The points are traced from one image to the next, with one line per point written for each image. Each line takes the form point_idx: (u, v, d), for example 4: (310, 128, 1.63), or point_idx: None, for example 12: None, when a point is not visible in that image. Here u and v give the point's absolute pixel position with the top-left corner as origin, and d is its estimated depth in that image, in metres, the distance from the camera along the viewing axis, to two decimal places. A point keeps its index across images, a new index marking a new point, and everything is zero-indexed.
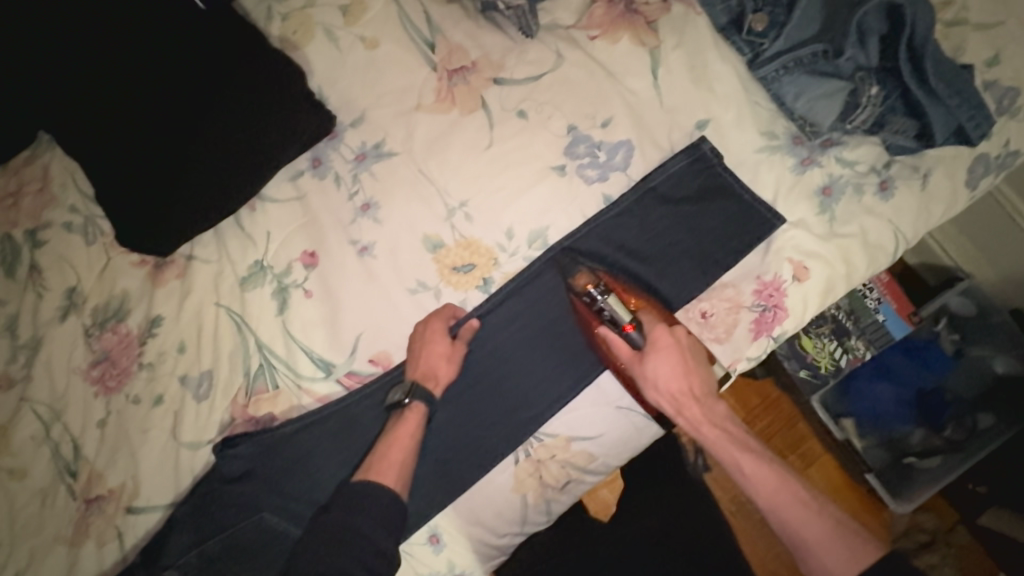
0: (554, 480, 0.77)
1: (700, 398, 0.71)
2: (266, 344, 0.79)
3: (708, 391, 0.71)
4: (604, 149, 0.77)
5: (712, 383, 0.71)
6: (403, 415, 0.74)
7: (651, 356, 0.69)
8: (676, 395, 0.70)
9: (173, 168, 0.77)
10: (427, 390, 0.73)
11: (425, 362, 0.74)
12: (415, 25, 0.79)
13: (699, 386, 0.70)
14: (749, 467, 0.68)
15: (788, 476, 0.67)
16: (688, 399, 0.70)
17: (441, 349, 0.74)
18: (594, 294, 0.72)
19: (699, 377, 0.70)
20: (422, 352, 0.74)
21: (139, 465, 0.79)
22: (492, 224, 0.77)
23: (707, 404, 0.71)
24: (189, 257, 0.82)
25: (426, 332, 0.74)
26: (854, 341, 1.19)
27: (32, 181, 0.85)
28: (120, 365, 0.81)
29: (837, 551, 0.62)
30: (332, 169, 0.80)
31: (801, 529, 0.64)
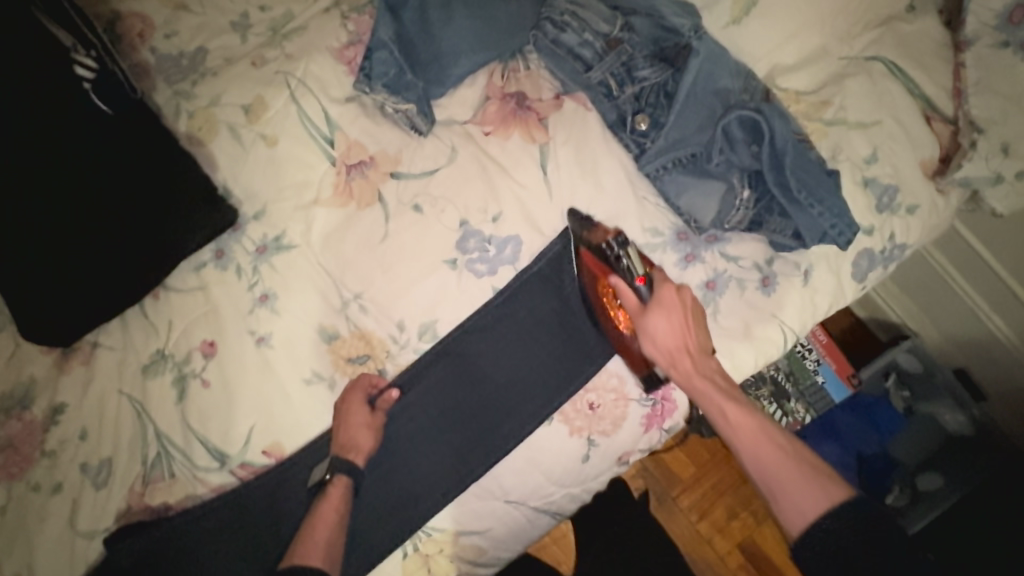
0: (444, 574, 0.76)
1: (695, 353, 0.68)
2: (164, 433, 0.80)
3: (702, 348, 0.68)
4: (494, 243, 0.79)
5: (707, 340, 0.69)
6: (328, 493, 0.74)
7: (653, 310, 0.68)
8: (673, 353, 0.68)
9: (71, 264, 0.79)
10: (351, 465, 0.74)
11: (345, 434, 0.75)
12: (313, 121, 0.81)
13: (694, 342, 0.68)
14: (737, 421, 0.65)
15: (771, 426, 0.65)
16: (680, 354, 0.68)
17: (361, 419, 0.75)
18: (614, 243, 0.70)
19: (688, 333, 0.68)
20: (343, 421, 0.75)
21: (34, 555, 0.79)
22: (385, 316, 0.79)
23: (701, 358, 0.68)
24: (95, 344, 0.84)
25: (344, 405, 0.76)
26: (794, 403, 1.15)
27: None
28: (23, 451, 0.82)
29: (806, 494, 0.61)
30: (234, 260, 0.82)
31: (776, 473, 0.63)
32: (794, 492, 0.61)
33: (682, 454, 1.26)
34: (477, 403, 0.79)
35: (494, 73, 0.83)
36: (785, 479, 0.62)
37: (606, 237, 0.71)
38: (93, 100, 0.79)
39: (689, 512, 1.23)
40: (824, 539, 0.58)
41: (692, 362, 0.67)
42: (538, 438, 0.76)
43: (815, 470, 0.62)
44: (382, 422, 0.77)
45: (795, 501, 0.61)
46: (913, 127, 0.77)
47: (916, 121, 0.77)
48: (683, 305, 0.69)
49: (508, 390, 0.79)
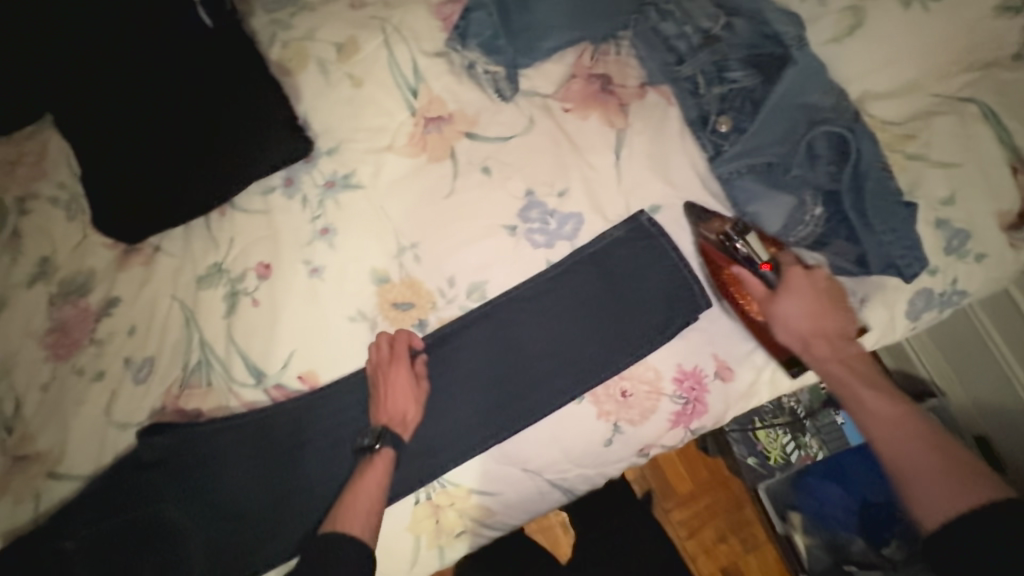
0: (451, 526, 0.78)
1: (831, 339, 0.72)
2: (209, 342, 0.83)
3: (839, 332, 0.72)
4: (555, 218, 0.80)
5: (845, 326, 0.72)
6: (371, 463, 0.74)
7: (783, 295, 0.72)
8: (806, 336, 0.72)
9: (150, 168, 0.82)
10: (396, 435, 0.75)
11: (391, 406, 0.76)
12: (401, 70, 0.83)
13: (830, 326, 0.72)
14: (870, 406, 0.68)
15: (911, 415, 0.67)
16: (813, 337, 0.72)
17: (406, 389, 0.77)
18: (731, 233, 0.75)
19: (821, 320, 0.72)
20: (387, 387, 0.76)
21: (69, 435, 0.83)
22: (437, 269, 0.81)
23: (837, 344, 0.72)
24: (156, 248, 0.87)
25: (387, 377, 0.77)
26: (808, 438, 1.16)
27: (6, 155, 0.88)
28: (73, 336, 0.86)
29: (941, 487, 0.61)
30: (301, 190, 0.85)
31: (906, 467, 0.64)
32: (924, 483, 0.62)
33: (683, 470, 1.27)
34: (512, 371, 0.79)
35: (583, 53, 0.83)
36: (914, 467, 0.63)
37: (722, 228, 0.75)
38: (199, 14, 0.84)
39: (679, 527, 1.24)
40: (951, 535, 0.58)
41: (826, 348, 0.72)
42: (565, 414, 0.77)
43: (956, 462, 0.62)
44: (422, 395, 0.77)
45: (918, 493, 0.62)
46: (997, 177, 0.75)
47: (1001, 171, 0.75)
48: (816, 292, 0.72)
49: (544, 363, 0.79)
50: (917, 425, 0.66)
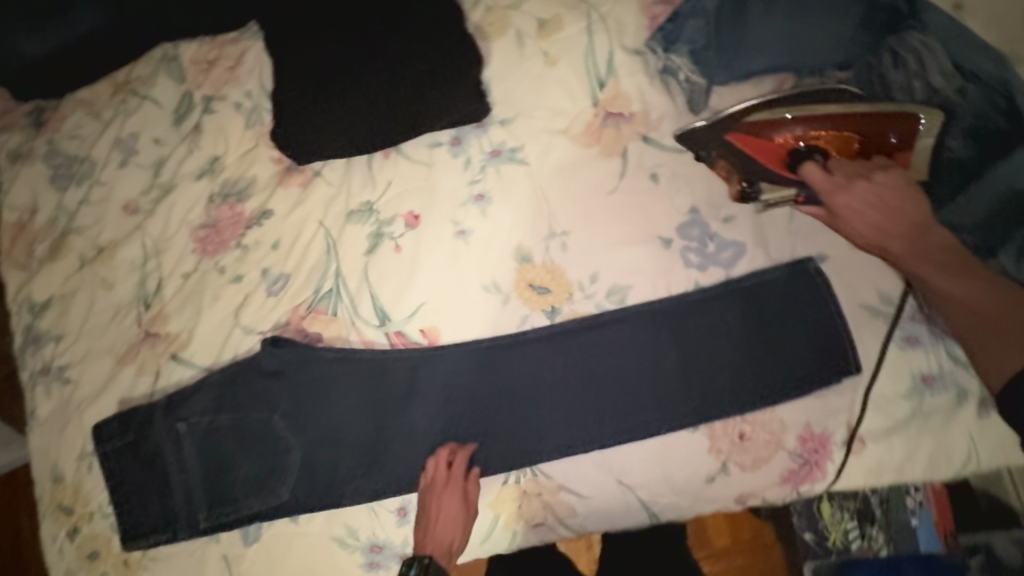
0: (531, 515, 0.78)
1: (913, 227, 0.68)
2: (344, 274, 0.86)
3: (912, 218, 0.68)
4: (715, 242, 0.78)
5: (911, 208, 0.68)
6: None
7: (837, 217, 0.72)
8: (890, 238, 0.69)
9: (335, 97, 0.85)
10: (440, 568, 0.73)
11: (437, 537, 0.75)
12: (596, 60, 0.83)
13: (892, 223, 0.69)
14: (936, 283, 0.65)
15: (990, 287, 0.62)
16: (884, 240, 0.69)
17: (454, 516, 0.76)
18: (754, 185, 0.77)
19: (892, 211, 0.69)
20: (434, 513, 0.76)
21: (198, 325, 0.88)
22: (582, 262, 0.80)
23: (911, 231, 0.68)
24: (317, 173, 0.90)
25: (436, 505, 0.76)
26: (875, 529, 0.95)
27: (206, 54, 0.94)
28: (223, 235, 0.90)
29: (1003, 338, 0.59)
30: (467, 152, 0.86)
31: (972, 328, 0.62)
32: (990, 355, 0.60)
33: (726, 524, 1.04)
34: (634, 381, 0.78)
35: (784, 85, 0.81)
36: (991, 327, 0.60)
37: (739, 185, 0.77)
38: None
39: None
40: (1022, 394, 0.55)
41: (898, 242, 0.68)
42: (675, 439, 0.76)
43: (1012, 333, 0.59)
44: (469, 520, 0.76)
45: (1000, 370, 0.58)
46: None
47: None
48: (859, 173, 0.72)
49: (668, 384, 0.77)
50: (975, 273, 0.63)
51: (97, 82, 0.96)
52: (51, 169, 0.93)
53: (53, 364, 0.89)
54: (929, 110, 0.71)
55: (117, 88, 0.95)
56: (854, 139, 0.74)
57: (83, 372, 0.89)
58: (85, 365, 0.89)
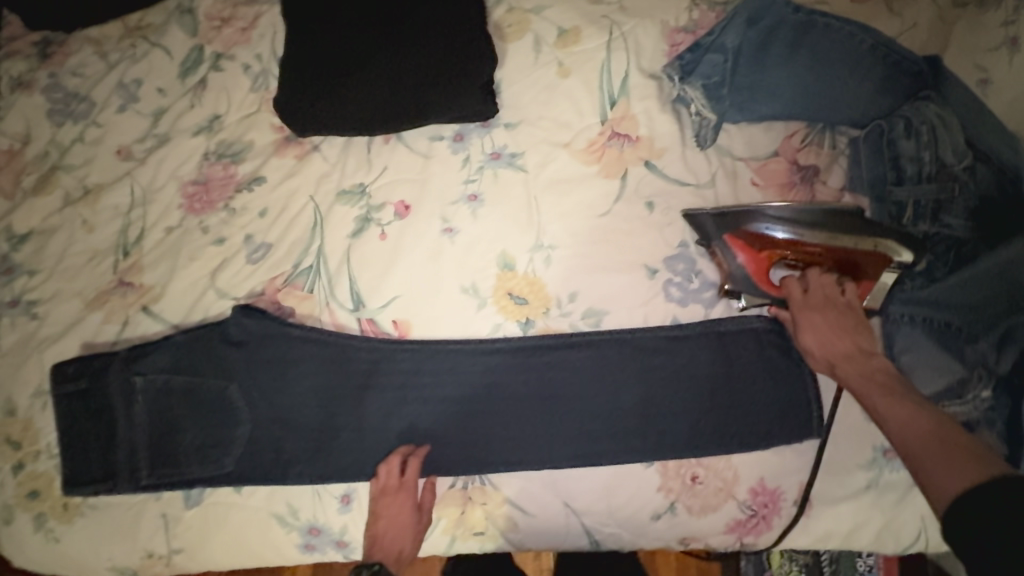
0: (472, 524, 0.77)
1: (859, 351, 0.68)
2: (325, 253, 0.85)
3: (858, 347, 0.68)
4: (699, 280, 0.77)
5: (853, 327, 0.69)
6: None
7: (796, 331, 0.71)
8: (835, 357, 0.68)
9: (341, 73, 0.83)
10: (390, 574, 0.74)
11: (387, 541, 0.76)
12: (611, 77, 0.81)
13: (844, 344, 0.68)
14: (887, 408, 0.62)
15: (934, 415, 0.60)
16: (833, 362, 0.68)
17: (404, 522, 0.76)
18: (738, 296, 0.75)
19: (841, 329, 0.69)
20: (383, 520, 0.76)
21: (173, 281, 0.87)
22: (564, 279, 0.79)
23: (860, 354, 0.68)
24: (315, 147, 0.88)
25: (388, 508, 0.76)
26: None
27: (222, 11, 0.92)
28: (211, 195, 0.89)
29: (946, 463, 0.55)
30: (467, 150, 0.84)
31: (923, 449, 0.58)
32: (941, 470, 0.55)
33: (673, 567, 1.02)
34: (596, 406, 0.77)
35: (795, 135, 0.79)
36: (934, 456, 0.56)
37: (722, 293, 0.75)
38: None
39: None
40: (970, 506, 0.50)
41: (844, 361, 0.68)
42: (628, 471, 0.75)
43: (959, 449, 0.56)
44: (418, 529, 0.76)
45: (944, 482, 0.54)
46: None
47: None
48: (826, 296, 0.71)
49: (630, 415, 0.76)
50: (912, 397, 0.62)
51: (109, 21, 0.95)
52: (49, 102, 0.92)
53: (21, 298, 0.88)
54: (903, 251, 0.69)
55: (130, 31, 0.94)
56: (827, 265, 0.72)
57: (50, 310, 0.88)
58: (53, 304, 0.88)
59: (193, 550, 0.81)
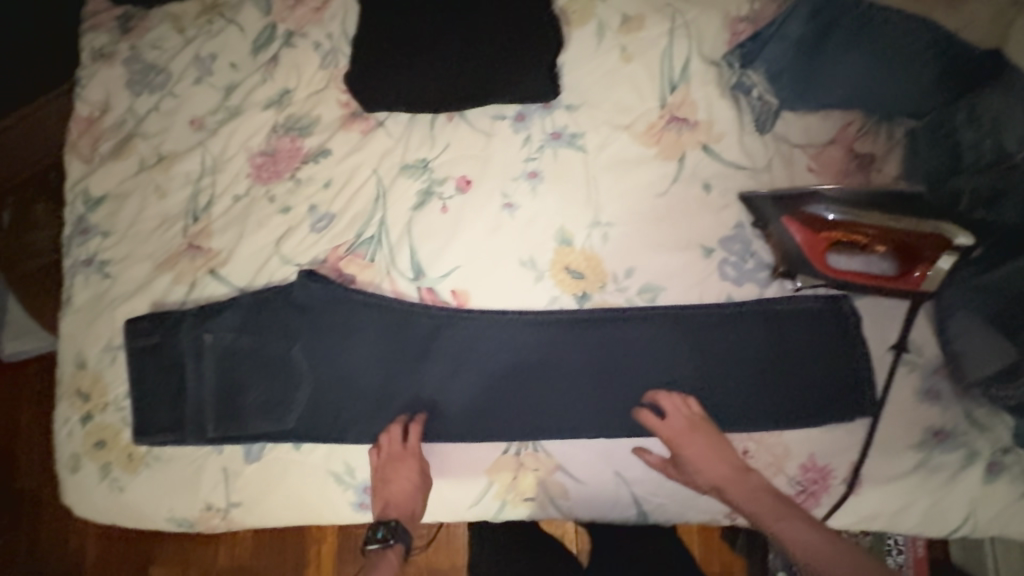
0: (523, 489, 0.79)
1: (739, 473, 0.72)
2: (388, 224, 0.88)
3: (740, 466, 0.72)
4: (754, 260, 0.79)
5: (729, 456, 0.73)
6: (383, 555, 0.77)
7: (681, 449, 0.73)
8: (723, 483, 0.72)
9: (411, 52, 0.87)
10: (408, 532, 0.77)
11: (398, 499, 0.78)
12: (672, 63, 0.84)
13: (729, 465, 0.72)
14: (783, 526, 0.67)
15: (828, 533, 0.66)
16: (722, 481, 0.72)
17: (411, 484, 0.78)
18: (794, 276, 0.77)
19: (725, 458, 0.73)
20: (393, 483, 0.78)
21: (240, 247, 0.91)
22: (620, 256, 0.81)
23: (741, 478, 0.72)
24: (380, 123, 0.92)
25: (393, 469, 0.79)
26: None
27: None
28: (279, 166, 0.93)
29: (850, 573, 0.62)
30: (528, 130, 0.87)
31: (823, 561, 0.64)
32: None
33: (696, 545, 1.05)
34: (649, 379, 0.79)
35: (851, 125, 0.82)
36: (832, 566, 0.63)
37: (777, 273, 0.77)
38: None
39: None
40: None
41: (731, 487, 0.71)
42: None
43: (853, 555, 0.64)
44: (428, 486, 0.80)
45: None
46: None
47: None
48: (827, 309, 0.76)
49: (682, 389, 0.78)
50: (804, 516, 0.68)
51: None
52: (128, 73, 0.96)
53: (95, 257, 0.92)
54: (966, 234, 0.68)
55: (206, 8, 0.98)
56: (885, 245, 0.73)
57: (122, 271, 0.91)
58: (125, 264, 0.92)
59: (250, 505, 0.84)
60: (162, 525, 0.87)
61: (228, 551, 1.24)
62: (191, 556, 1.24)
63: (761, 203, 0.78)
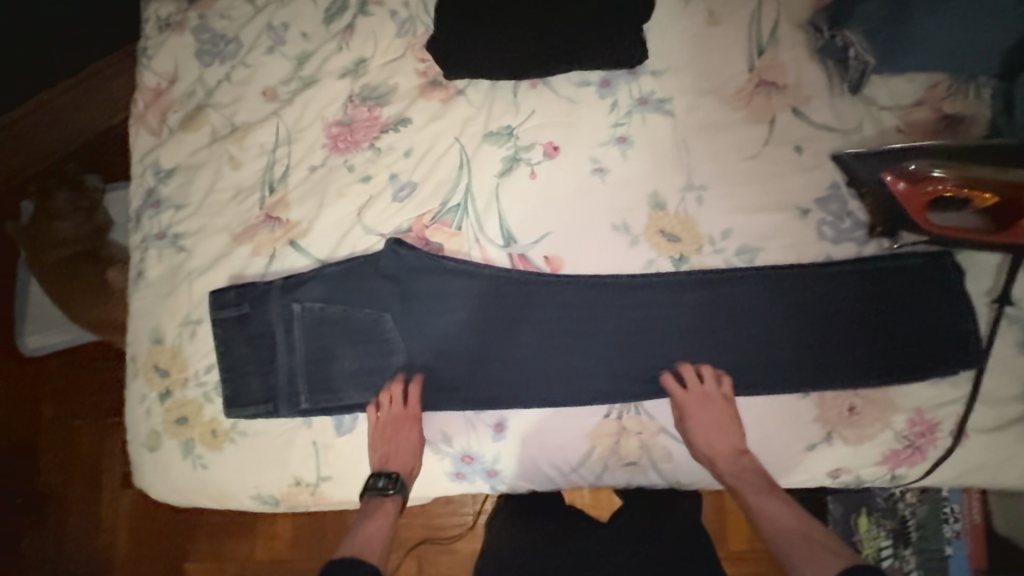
0: (626, 453, 0.79)
1: (735, 453, 0.75)
2: (473, 192, 0.86)
3: (737, 446, 0.75)
4: (851, 220, 0.79)
5: (730, 435, 0.76)
6: (381, 504, 0.78)
7: (686, 417, 0.76)
8: (716, 457, 0.75)
9: (496, 17, 0.86)
10: (406, 485, 0.80)
11: (396, 454, 0.80)
12: (760, 28, 0.86)
13: (730, 442, 0.75)
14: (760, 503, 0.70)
15: (803, 517, 0.68)
16: (716, 456, 0.75)
17: (410, 441, 0.80)
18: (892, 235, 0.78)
19: (725, 434, 0.76)
20: (392, 441, 0.80)
21: (320, 217, 0.88)
22: (716, 218, 0.81)
23: (735, 456, 0.75)
24: (460, 92, 0.91)
25: (390, 426, 0.80)
26: (909, 551, 0.97)
27: None
28: (356, 136, 0.91)
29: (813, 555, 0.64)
30: (615, 95, 0.87)
31: (791, 543, 0.66)
32: (801, 559, 0.64)
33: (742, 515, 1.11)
34: (748, 341, 0.79)
35: (939, 85, 0.83)
36: (799, 547, 0.65)
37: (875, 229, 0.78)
38: None
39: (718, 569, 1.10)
40: None
41: (724, 460, 0.74)
42: (785, 401, 0.77)
43: (821, 541, 0.65)
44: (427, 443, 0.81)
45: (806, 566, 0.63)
46: None
47: None
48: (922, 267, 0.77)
49: (784, 350, 0.78)
50: (783, 497, 0.71)
51: None
52: (198, 43, 0.95)
53: (169, 231, 0.90)
54: None
55: None
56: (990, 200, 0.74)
57: (198, 243, 0.89)
58: (200, 237, 0.89)
59: (343, 477, 0.83)
60: (247, 501, 0.85)
61: (265, 544, 1.21)
62: (225, 550, 1.22)
63: (859, 164, 0.78)
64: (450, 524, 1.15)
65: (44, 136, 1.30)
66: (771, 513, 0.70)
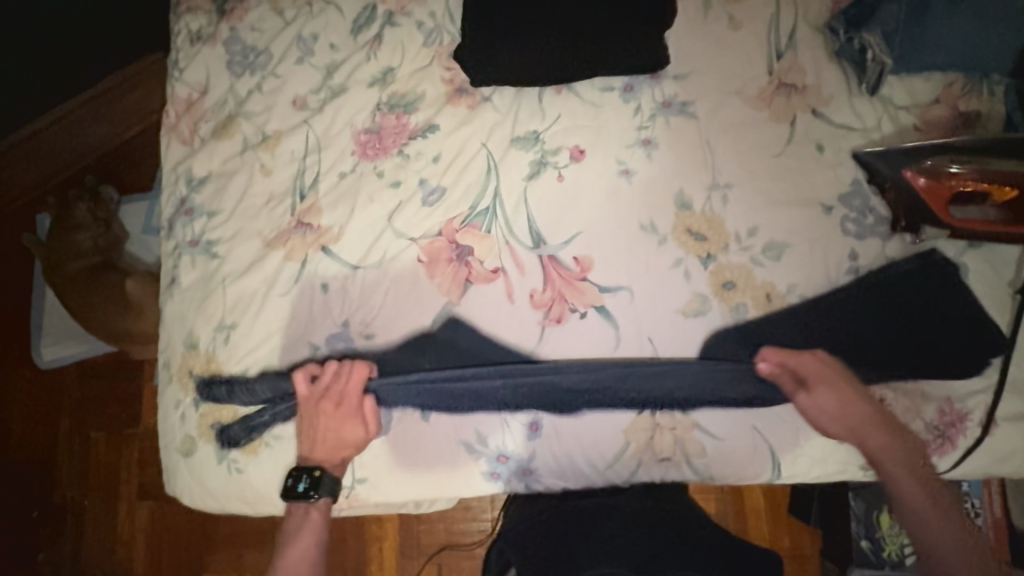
0: (661, 449, 0.80)
1: (875, 425, 0.74)
2: (502, 194, 0.87)
3: (876, 418, 0.74)
4: (873, 216, 0.82)
5: (866, 411, 0.74)
6: (308, 513, 0.82)
7: (817, 394, 0.74)
8: (852, 429, 0.74)
9: (522, 25, 0.89)
10: (333, 479, 0.80)
11: (326, 445, 0.80)
12: (779, 32, 0.89)
13: (864, 415, 0.74)
14: (899, 474, 0.73)
15: (934, 485, 0.73)
16: (849, 429, 0.75)
17: (339, 431, 0.80)
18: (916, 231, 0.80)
19: (861, 411, 0.74)
20: (320, 430, 0.80)
21: (350, 222, 0.89)
22: (743, 216, 0.83)
23: (874, 430, 0.74)
24: (487, 98, 0.93)
25: (319, 417, 0.80)
26: None
27: None
28: (385, 142, 0.92)
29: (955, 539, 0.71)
30: (638, 99, 0.89)
31: (919, 510, 0.73)
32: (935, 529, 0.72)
33: (765, 513, 1.12)
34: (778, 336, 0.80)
35: (955, 84, 0.85)
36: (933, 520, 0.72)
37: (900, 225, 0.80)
38: None
39: None
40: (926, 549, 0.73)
41: (862, 435, 0.74)
42: None
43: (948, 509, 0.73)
44: (361, 440, 0.81)
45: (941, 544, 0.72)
46: None
47: None
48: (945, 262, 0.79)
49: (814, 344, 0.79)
50: (922, 467, 0.73)
51: None
52: (230, 56, 0.98)
53: (203, 238, 0.92)
54: None
55: None
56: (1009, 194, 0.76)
57: (231, 249, 0.91)
58: (233, 243, 0.91)
59: (378, 478, 0.83)
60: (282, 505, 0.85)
61: None
62: (245, 563, 1.20)
63: (883, 161, 0.80)
64: (472, 530, 1.15)
65: (62, 150, 1.31)
66: (904, 482, 0.74)
